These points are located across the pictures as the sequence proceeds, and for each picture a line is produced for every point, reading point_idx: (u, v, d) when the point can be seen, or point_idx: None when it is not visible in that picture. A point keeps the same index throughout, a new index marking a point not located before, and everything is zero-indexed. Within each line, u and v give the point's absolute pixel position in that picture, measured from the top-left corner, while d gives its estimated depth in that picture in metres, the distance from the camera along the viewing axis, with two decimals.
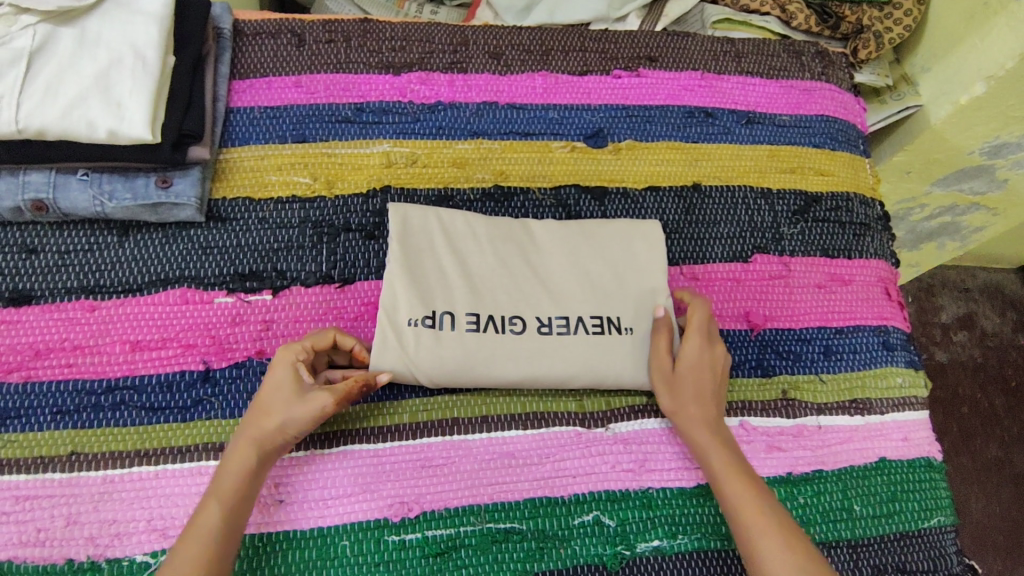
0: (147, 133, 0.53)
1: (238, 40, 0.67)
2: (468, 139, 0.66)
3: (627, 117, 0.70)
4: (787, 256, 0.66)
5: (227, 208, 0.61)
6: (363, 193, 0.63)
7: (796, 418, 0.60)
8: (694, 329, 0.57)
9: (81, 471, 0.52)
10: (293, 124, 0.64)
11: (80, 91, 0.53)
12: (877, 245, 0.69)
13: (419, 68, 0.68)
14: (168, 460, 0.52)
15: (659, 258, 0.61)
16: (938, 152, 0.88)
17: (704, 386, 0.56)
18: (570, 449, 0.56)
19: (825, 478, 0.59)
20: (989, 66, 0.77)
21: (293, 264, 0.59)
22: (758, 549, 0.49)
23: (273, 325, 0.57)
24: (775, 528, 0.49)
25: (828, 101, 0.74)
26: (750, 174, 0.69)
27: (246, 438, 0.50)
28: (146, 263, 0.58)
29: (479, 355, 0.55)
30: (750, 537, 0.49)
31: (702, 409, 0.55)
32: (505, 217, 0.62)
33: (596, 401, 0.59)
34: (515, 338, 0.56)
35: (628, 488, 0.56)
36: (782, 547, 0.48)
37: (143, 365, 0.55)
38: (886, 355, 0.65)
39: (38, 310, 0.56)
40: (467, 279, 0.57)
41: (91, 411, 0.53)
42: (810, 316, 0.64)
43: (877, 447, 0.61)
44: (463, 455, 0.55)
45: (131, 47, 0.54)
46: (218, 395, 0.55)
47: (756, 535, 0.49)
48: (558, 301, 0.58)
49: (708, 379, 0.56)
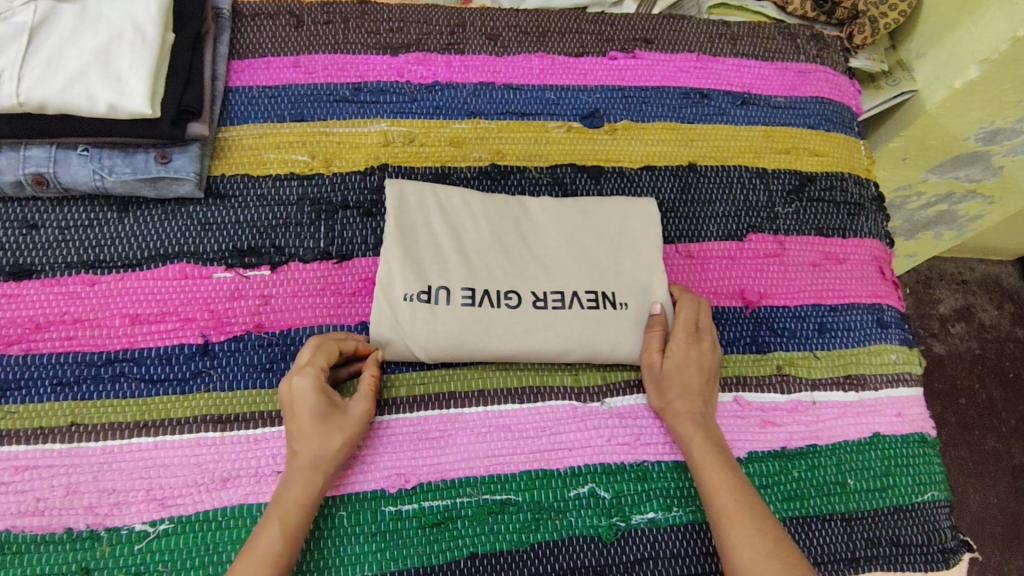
0: (147, 108, 0.53)
1: (237, 21, 0.67)
2: (466, 120, 0.67)
3: (623, 98, 0.70)
4: (782, 235, 0.67)
5: (226, 184, 0.61)
6: (361, 171, 0.63)
7: (790, 393, 0.61)
8: (682, 325, 0.57)
9: (81, 441, 0.52)
10: (291, 103, 0.65)
11: (81, 66, 0.53)
12: (871, 225, 0.70)
13: (416, 49, 0.69)
14: (167, 431, 0.53)
15: (654, 235, 0.61)
16: (934, 137, 0.88)
17: (691, 381, 0.56)
18: (566, 422, 0.57)
19: (819, 452, 0.59)
20: (983, 50, 0.77)
21: (292, 241, 0.60)
22: (731, 540, 0.50)
23: (272, 300, 0.58)
24: (751, 520, 0.50)
25: (823, 84, 0.75)
26: (745, 154, 0.70)
27: (307, 467, 0.50)
28: (145, 239, 0.58)
29: (476, 330, 0.55)
30: (727, 529, 0.50)
31: (688, 404, 0.56)
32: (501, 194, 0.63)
33: (592, 375, 0.59)
34: (511, 313, 0.56)
35: (623, 461, 0.56)
36: (756, 539, 0.49)
37: (142, 338, 0.55)
38: (880, 333, 0.65)
39: (38, 283, 0.56)
40: (463, 254, 0.58)
41: (91, 382, 0.54)
42: (805, 294, 0.65)
43: (872, 423, 0.61)
44: (459, 429, 0.55)
45: (131, 23, 0.55)
46: (216, 368, 0.55)
47: (733, 526, 0.50)
48: (553, 277, 0.58)
49: (695, 374, 0.57)
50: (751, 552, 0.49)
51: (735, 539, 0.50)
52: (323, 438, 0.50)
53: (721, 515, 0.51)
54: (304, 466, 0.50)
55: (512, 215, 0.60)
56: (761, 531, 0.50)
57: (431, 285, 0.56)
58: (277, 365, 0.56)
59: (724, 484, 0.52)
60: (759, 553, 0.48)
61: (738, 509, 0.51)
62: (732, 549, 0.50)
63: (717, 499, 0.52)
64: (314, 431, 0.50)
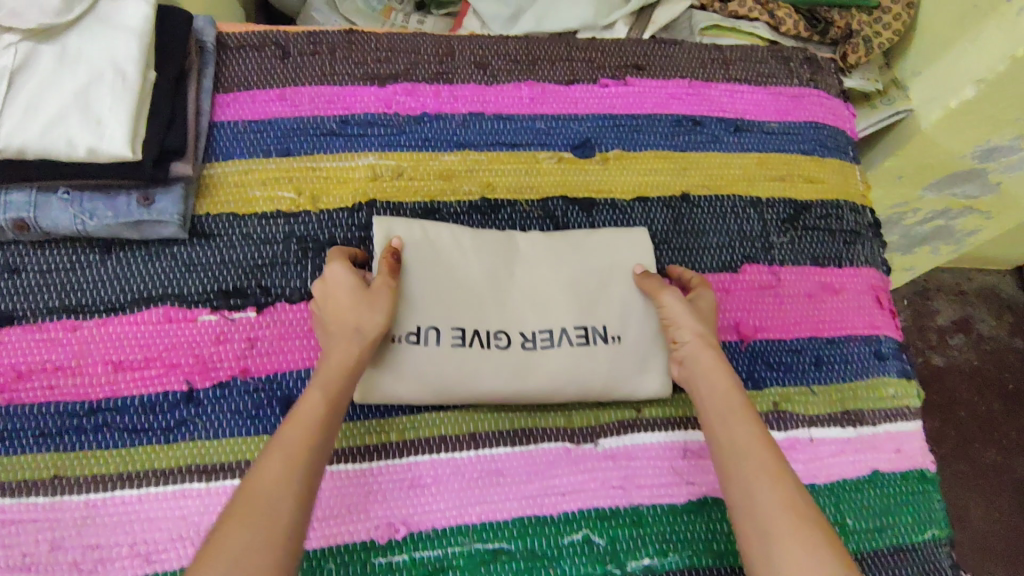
0: (128, 151, 0.52)
1: (221, 53, 0.66)
2: (455, 151, 0.66)
3: (615, 127, 0.69)
4: (777, 266, 0.66)
5: (210, 223, 0.60)
6: (349, 207, 0.62)
7: (787, 430, 0.60)
8: (706, 304, 0.57)
9: (64, 495, 0.51)
10: (277, 138, 0.64)
11: (61, 109, 0.52)
12: (867, 253, 0.69)
13: (404, 79, 0.68)
14: (152, 483, 0.51)
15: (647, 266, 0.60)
16: (929, 155, 0.87)
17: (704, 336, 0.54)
18: (560, 465, 0.56)
19: (817, 491, 0.58)
20: (979, 70, 0.76)
21: (278, 280, 0.59)
22: (752, 487, 0.45)
23: (258, 343, 0.56)
24: (771, 467, 0.45)
25: (817, 108, 0.74)
26: (739, 183, 0.69)
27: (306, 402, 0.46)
28: (128, 281, 0.57)
29: (466, 374, 0.54)
30: (746, 477, 0.45)
31: (706, 358, 0.52)
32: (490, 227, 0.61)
33: (585, 416, 0.58)
34: (501, 355, 0.55)
35: (618, 504, 0.55)
36: (777, 486, 0.44)
37: (125, 387, 0.54)
38: (877, 365, 0.64)
39: (19, 331, 0.55)
40: (453, 292, 0.56)
41: (73, 434, 0.53)
42: (801, 327, 0.64)
43: (870, 460, 0.60)
44: (451, 474, 0.54)
45: (111, 64, 0.54)
46: (202, 416, 0.54)
47: (751, 473, 0.45)
48: (545, 316, 0.57)
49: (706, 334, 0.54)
50: (770, 499, 0.44)
51: (757, 486, 0.44)
52: (343, 349, 0.49)
53: (737, 462, 0.46)
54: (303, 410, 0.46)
55: (503, 251, 0.59)
56: (781, 482, 0.44)
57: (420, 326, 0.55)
58: (264, 411, 0.55)
59: (747, 430, 0.47)
60: (781, 499, 0.43)
61: (758, 457, 0.46)
62: (750, 495, 0.44)
63: (739, 443, 0.47)
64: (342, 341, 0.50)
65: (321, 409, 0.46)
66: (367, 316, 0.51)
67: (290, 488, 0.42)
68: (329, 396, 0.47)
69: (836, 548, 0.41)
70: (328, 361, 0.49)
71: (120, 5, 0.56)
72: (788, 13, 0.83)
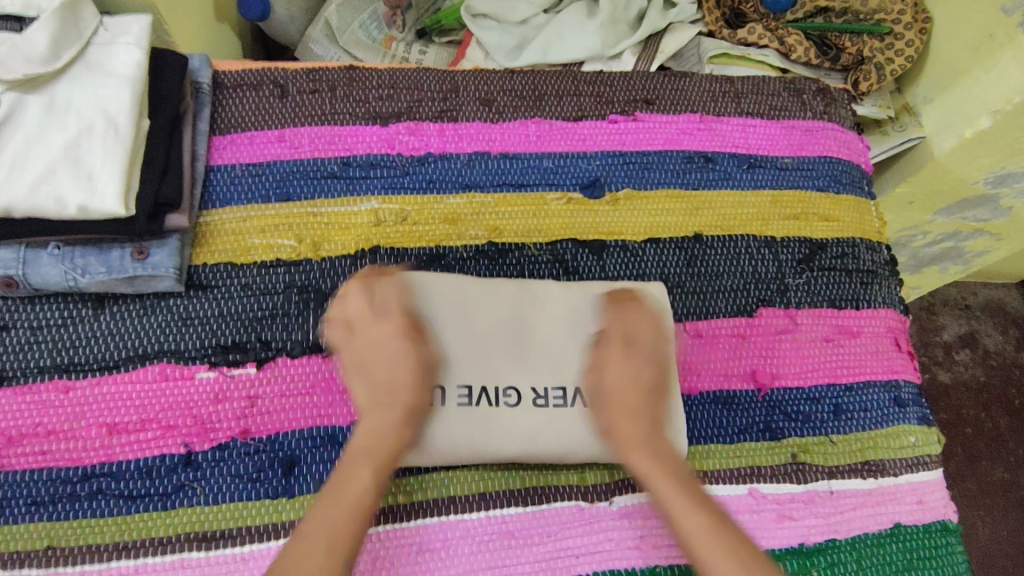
0: (121, 209, 0.50)
1: (218, 93, 0.64)
2: (460, 193, 0.64)
3: (624, 165, 0.67)
4: (793, 309, 0.64)
5: (208, 274, 0.58)
6: (351, 254, 0.60)
7: (807, 484, 0.58)
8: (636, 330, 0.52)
9: (57, 567, 0.49)
10: (276, 182, 0.61)
11: (48, 164, 0.50)
12: (885, 293, 0.67)
13: (407, 117, 0.66)
14: (149, 553, 0.49)
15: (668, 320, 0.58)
16: (942, 182, 0.85)
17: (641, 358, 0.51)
18: (573, 526, 0.54)
19: (838, 547, 0.56)
20: (994, 101, 0.75)
21: (279, 333, 0.56)
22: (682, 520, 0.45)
23: (258, 401, 0.54)
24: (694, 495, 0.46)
25: (831, 142, 0.72)
26: (752, 222, 0.67)
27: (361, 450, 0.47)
28: (123, 337, 0.55)
29: (478, 434, 0.53)
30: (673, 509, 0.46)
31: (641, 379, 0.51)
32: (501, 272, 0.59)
33: (598, 473, 0.56)
34: (513, 414, 0.53)
35: (634, 566, 0.53)
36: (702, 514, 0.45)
37: (120, 451, 0.52)
38: (898, 412, 0.62)
39: (9, 392, 0.53)
40: (460, 347, 0.54)
41: (66, 502, 0.50)
42: (819, 373, 0.62)
43: (892, 512, 0.58)
44: (460, 537, 0.52)
45: (102, 115, 0.52)
46: (200, 480, 0.52)
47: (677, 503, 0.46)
48: (557, 372, 0.55)
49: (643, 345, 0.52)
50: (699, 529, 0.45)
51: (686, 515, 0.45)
52: (394, 425, 0.48)
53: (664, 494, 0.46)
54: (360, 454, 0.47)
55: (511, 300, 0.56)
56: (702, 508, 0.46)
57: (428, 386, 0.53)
58: (266, 474, 0.52)
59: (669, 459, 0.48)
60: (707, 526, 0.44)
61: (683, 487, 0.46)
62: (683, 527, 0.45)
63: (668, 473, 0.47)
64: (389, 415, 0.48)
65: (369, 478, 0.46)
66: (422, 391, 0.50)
67: (344, 534, 0.44)
68: (377, 463, 0.47)
69: (771, 574, 0.43)
70: (377, 435, 0.48)
71: (110, 51, 0.54)
72: (799, 40, 0.81)
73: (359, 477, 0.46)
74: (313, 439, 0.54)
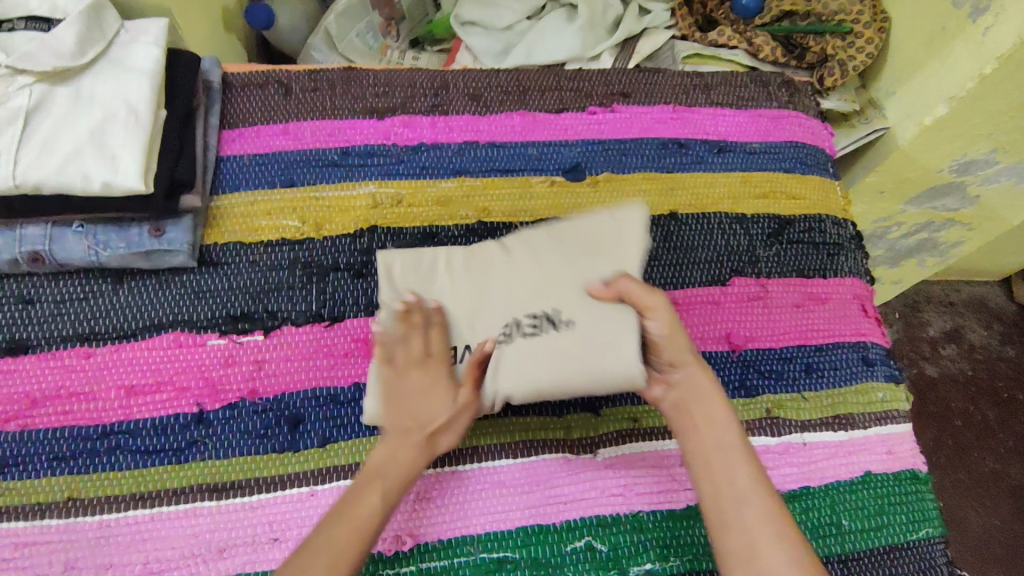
0: (140, 185, 0.55)
1: (228, 92, 0.69)
2: (451, 178, 0.69)
3: (603, 151, 0.72)
4: (764, 278, 0.68)
5: (219, 252, 0.62)
6: (351, 234, 0.65)
7: (781, 436, 0.62)
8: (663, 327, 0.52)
9: (78, 516, 0.52)
10: (281, 170, 0.66)
11: (75, 146, 0.55)
12: (851, 264, 0.72)
13: (402, 112, 0.71)
14: (164, 502, 0.53)
15: (637, 238, 0.55)
16: (908, 171, 0.88)
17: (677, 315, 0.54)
18: (560, 476, 0.57)
19: (812, 494, 0.60)
20: (951, 88, 0.78)
21: (283, 305, 0.61)
22: (727, 483, 0.48)
23: (265, 365, 0.58)
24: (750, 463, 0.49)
25: (797, 128, 0.77)
26: (724, 201, 0.72)
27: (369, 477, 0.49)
28: (139, 309, 0.59)
29: (503, 377, 0.53)
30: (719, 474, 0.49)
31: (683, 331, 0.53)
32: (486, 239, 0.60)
33: (584, 427, 0.60)
34: (536, 343, 0.53)
35: (618, 512, 0.57)
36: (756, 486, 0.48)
37: (137, 410, 0.56)
38: (866, 370, 0.66)
39: (34, 358, 0.57)
40: (471, 307, 0.55)
41: (87, 457, 0.54)
42: (790, 335, 0.66)
43: (862, 462, 0.62)
44: (455, 487, 0.56)
45: (124, 103, 0.57)
46: (211, 436, 0.56)
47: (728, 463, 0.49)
48: (560, 301, 0.54)
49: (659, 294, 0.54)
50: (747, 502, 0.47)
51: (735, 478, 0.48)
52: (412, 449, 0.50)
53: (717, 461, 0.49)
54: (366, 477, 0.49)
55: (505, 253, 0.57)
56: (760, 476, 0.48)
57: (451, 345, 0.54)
58: (273, 431, 0.56)
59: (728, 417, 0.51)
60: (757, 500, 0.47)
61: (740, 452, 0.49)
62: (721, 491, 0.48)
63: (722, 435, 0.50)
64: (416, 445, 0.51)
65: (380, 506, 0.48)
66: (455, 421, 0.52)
67: (348, 548, 0.46)
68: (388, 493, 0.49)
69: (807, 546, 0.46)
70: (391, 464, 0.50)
71: (131, 49, 0.60)
72: (765, 41, 0.87)
73: (367, 505, 0.48)
74: (317, 399, 0.58)
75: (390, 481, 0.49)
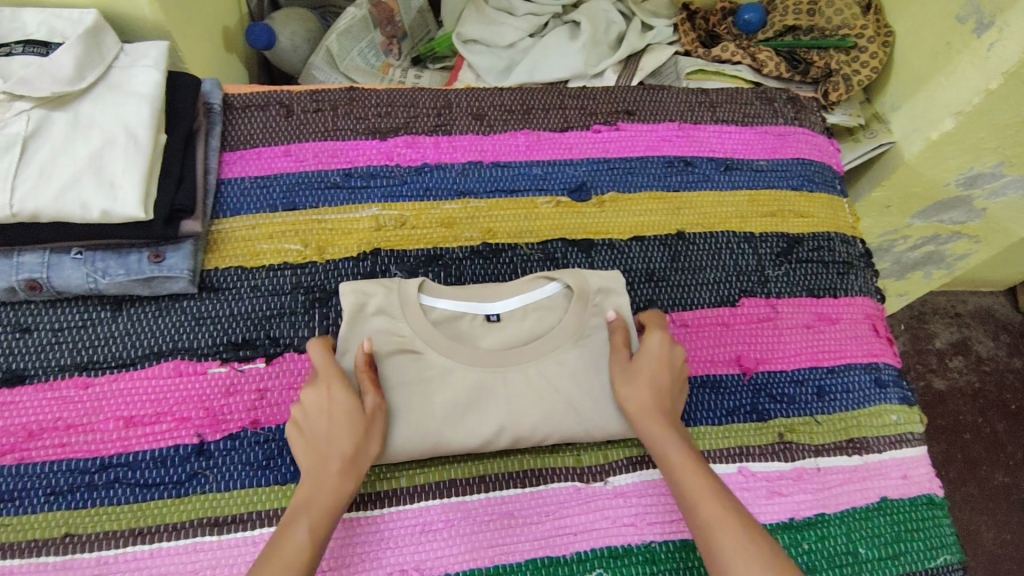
0: (140, 212, 0.54)
1: (228, 113, 0.68)
2: (455, 200, 0.68)
3: (609, 170, 0.72)
4: (774, 298, 0.67)
5: (219, 277, 0.61)
6: (354, 257, 0.64)
7: (794, 461, 0.60)
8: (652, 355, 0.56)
9: (75, 553, 0.51)
10: (283, 193, 0.65)
11: (73, 173, 0.54)
12: (861, 283, 0.71)
13: (404, 132, 0.70)
14: (163, 538, 0.51)
15: (374, 316, 0.56)
16: (914, 185, 0.87)
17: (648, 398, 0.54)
18: (570, 505, 0.56)
19: (828, 521, 0.58)
20: (957, 103, 0.77)
21: (286, 331, 0.60)
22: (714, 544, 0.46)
23: (267, 394, 0.57)
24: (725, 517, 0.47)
25: (803, 145, 0.76)
26: (732, 220, 0.71)
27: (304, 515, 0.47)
28: (138, 337, 0.58)
29: (563, 418, 0.55)
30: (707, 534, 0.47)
31: (649, 417, 0.53)
32: (545, 283, 0.59)
33: (593, 454, 0.58)
34: (468, 399, 0.54)
35: (630, 543, 0.55)
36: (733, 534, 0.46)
37: (136, 442, 0.55)
38: (879, 392, 0.65)
39: (31, 389, 0.56)
40: (419, 424, 0.54)
41: (85, 490, 0.53)
42: (801, 357, 0.65)
43: (878, 487, 0.61)
44: (462, 518, 0.55)
45: (123, 128, 0.56)
46: (212, 468, 0.54)
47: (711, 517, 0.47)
48: (461, 362, 0.55)
49: (651, 387, 0.54)
50: (733, 551, 0.45)
51: (721, 537, 0.46)
52: (337, 478, 0.48)
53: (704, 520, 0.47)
54: (304, 513, 0.47)
55: (416, 354, 0.55)
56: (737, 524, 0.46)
57: (425, 435, 0.53)
58: (275, 461, 0.55)
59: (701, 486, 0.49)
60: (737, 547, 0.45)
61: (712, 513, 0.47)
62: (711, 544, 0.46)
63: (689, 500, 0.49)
64: (336, 472, 0.48)
65: (309, 543, 0.46)
66: (360, 445, 0.50)
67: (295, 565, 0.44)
68: (314, 514, 0.47)
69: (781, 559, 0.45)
70: (318, 492, 0.48)
71: (131, 73, 0.59)
72: (770, 56, 0.87)
73: (295, 533, 0.46)
74: None
75: (321, 507, 0.47)
